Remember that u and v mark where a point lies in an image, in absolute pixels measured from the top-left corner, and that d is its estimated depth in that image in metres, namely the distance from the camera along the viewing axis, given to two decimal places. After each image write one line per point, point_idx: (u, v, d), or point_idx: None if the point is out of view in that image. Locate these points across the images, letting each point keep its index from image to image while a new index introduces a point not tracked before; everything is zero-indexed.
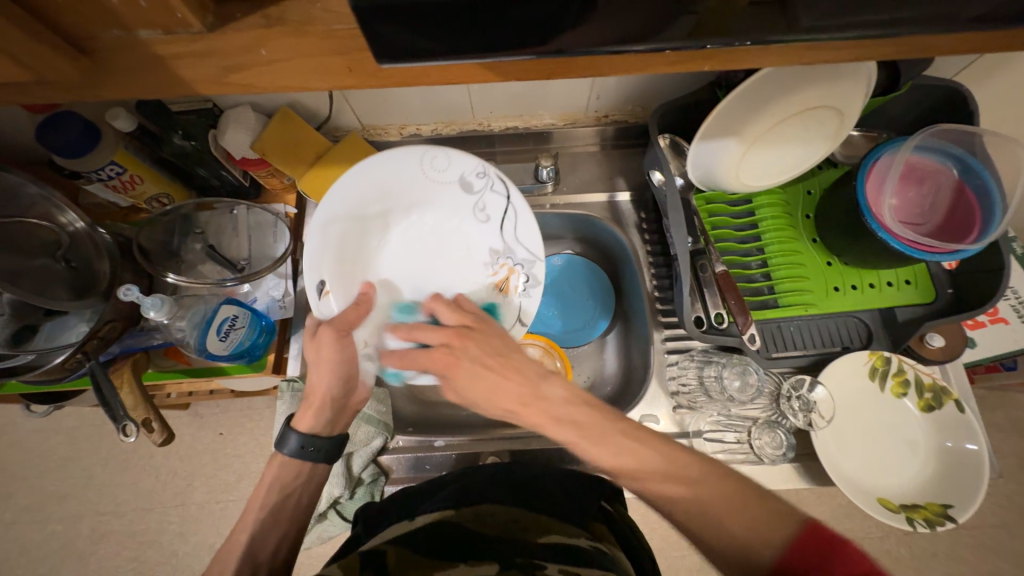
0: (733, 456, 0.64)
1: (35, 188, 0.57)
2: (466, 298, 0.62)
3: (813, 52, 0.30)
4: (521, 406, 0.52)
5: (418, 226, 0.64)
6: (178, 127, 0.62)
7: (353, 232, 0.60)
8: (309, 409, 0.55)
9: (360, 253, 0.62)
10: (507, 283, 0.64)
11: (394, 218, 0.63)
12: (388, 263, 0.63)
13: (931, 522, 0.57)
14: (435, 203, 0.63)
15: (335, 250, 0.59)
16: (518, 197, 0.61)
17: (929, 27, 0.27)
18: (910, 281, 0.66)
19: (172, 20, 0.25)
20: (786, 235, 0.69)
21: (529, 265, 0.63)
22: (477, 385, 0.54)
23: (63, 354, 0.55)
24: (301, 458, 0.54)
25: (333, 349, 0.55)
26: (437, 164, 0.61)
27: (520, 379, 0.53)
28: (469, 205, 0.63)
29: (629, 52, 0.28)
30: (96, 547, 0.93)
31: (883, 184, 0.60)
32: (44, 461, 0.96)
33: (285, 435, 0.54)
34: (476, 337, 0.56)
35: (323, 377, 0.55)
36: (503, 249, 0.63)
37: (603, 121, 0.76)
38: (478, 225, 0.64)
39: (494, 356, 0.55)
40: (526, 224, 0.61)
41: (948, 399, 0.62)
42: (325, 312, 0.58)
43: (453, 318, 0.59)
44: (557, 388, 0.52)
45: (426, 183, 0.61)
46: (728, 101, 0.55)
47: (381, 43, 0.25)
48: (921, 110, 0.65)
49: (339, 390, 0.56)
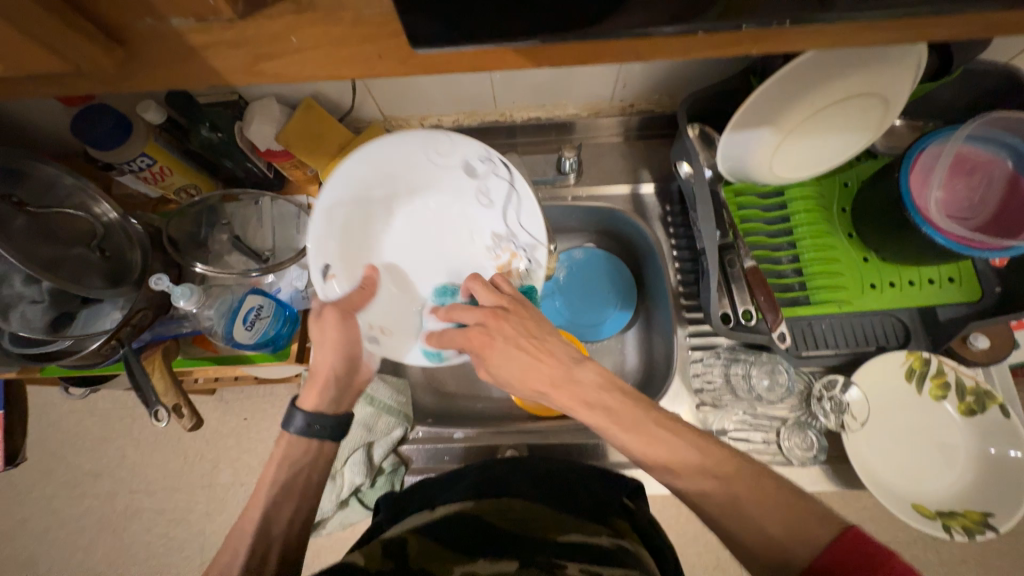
0: (759, 457, 0.62)
1: (71, 178, 0.58)
2: (506, 280, 0.56)
3: (863, 34, 0.28)
4: (554, 386, 0.50)
5: (420, 210, 0.61)
6: (206, 119, 0.63)
7: (359, 216, 0.58)
8: (313, 387, 0.55)
9: (365, 238, 0.59)
10: (509, 267, 0.60)
11: (398, 203, 0.60)
12: (391, 245, 0.60)
13: (971, 531, 0.55)
14: (437, 186, 0.60)
15: (340, 235, 0.57)
16: (522, 183, 0.58)
17: None
18: (953, 279, 0.63)
19: (204, 7, 0.25)
20: (820, 229, 0.66)
21: (531, 250, 0.59)
22: (512, 366, 0.50)
23: (99, 340, 0.57)
24: (310, 435, 0.54)
25: (337, 329, 0.55)
26: (439, 147, 0.58)
27: (558, 361, 0.50)
28: (471, 189, 0.60)
29: (660, 34, 0.26)
30: (128, 523, 0.97)
31: (929, 175, 0.57)
32: (81, 440, 1.01)
33: (290, 414, 0.54)
34: (517, 317, 0.52)
35: (327, 356, 0.55)
36: (505, 233, 0.60)
37: (628, 111, 0.74)
38: (480, 209, 0.60)
39: (529, 337, 0.51)
40: (529, 208, 0.58)
41: (992, 404, 0.59)
42: (330, 295, 0.56)
43: (492, 299, 0.54)
44: (590, 372, 0.50)
45: (427, 167, 0.59)
46: (765, 87, 0.52)
47: (412, 29, 0.25)
48: (973, 97, 0.61)
49: (343, 369, 0.56)
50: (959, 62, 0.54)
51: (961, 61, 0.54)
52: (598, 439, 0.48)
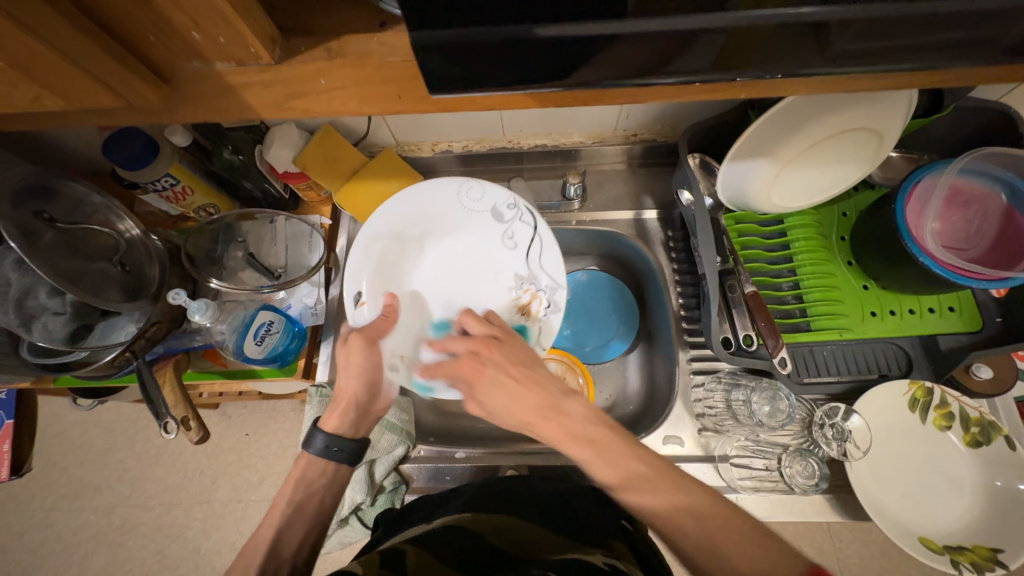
0: (762, 484, 0.62)
1: (99, 198, 0.62)
2: (497, 313, 0.61)
3: (850, 82, 0.31)
4: (543, 418, 0.51)
5: (447, 250, 0.65)
6: (229, 142, 0.67)
7: (393, 250, 0.64)
8: (336, 410, 0.55)
9: (396, 271, 0.64)
10: (530, 308, 0.64)
11: (431, 241, 0.65)
12: (418, 278, 0.64)
13: (979, 567, 0.53)
14: (466, 228, 0.65)
15: (375, 265, 0.63)
16: (544, 226, 0.63)
17: (975, 54, 0.27)
18: (953, 308, 0.64)
19: (246, 54, 0.27)
20: (819, 257, 0.67)
21: (551, 291, 0.63)
22: (500, 395, 0.53)
23: (113, 352, 0.59)
24: (327, 457, 0.54)
25: (361, 355, 0.56)
26: (472, 195, 0.64)
27: (541, 392, 0.53)
28: (498, 233, 0.65)
29: (660, 82, 0.29)
30: (125, 538, 0.97)
31: (925, 207, 0.58)
32: (85, 451, 1.02)
33: (312, 434, 0.54)
34: (509, 345, 0.57)
35: (352, 380, 0.56)
36: (527, 274, 0.64)
37: (632, 140, 0.76)
38: (505, 252, 0.65)
39: (518, 364, 0.55)
40: (551, 252, 0.63)
41: (997, 435, 0.58)
42: (359, 320, 0.61)
43: (481, 330, 0.58)
44: (578, 404, 0.51)
45: (460, 211, 0.65)
46: (758, 124, 0.55)
47: (433, 75, 0.27)
48: (966, 133, 0.64)
49: (367, 395, 0.56)
50: (951, 101, 0.56)
51: (953, 100, 0.56)
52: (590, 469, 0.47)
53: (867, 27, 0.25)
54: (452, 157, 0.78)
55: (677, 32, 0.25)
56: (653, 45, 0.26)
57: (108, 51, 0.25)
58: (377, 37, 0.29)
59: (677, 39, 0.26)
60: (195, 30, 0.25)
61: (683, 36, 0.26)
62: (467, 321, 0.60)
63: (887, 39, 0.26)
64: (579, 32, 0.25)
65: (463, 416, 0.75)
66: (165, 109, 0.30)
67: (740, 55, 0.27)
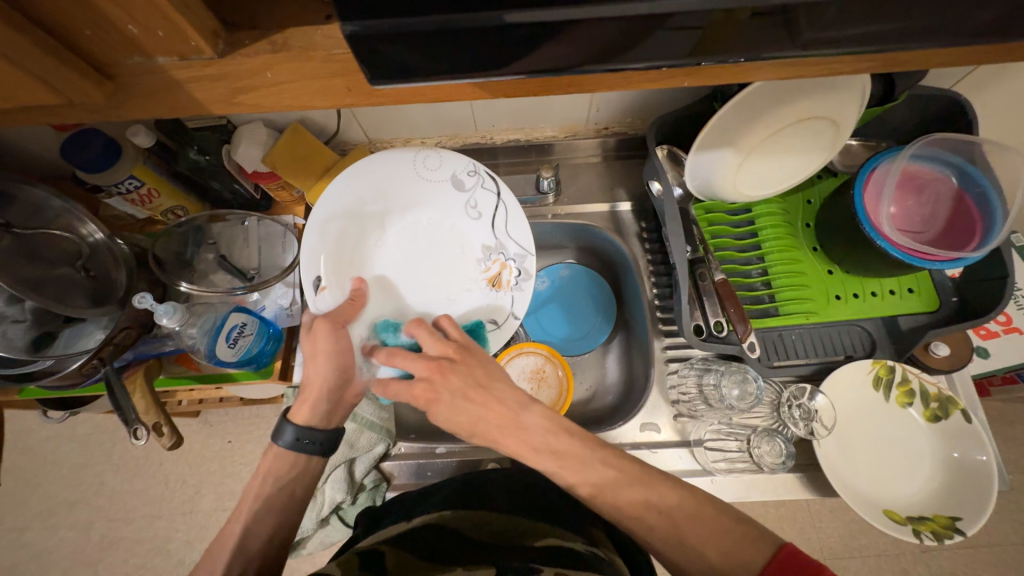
0: (734, 466, 0.63)
1: (59, 201, 0.60)
2: (450, 323, 0.56)
3: (806, 68, 0.31)
4: (502, 434, 0.50)
5: (410, 227, 0.65)
6: (193, 142, 0.66)
7: (352, 230, 0.62)
8: (306, 402, 0.54)
9: (359, 251, 0.63)
10: (499, 276, 0.64)
11: (392, 218, 0.65)
12: (383, 260, 0.64)
13: (939, 535, 0.56)
14: (427, 202, 0.65)
15: (334, 246, 0.61)
16: (508, 194, 0.63)
17: (915, 41, 0.28)
18: (912, 290, 0.66)
19: (187, 47, 0.27)
20: (786, 244, 0.69)
21: (521, 259, 0.63)
22: (460, 418, 0.51)
23: (80, 359, 0.57)
24: (297, 449, 0.53)
25: (327, 341, 0.54)
26: (429, 164, 0.63)
27: (501, 409, 0.51)
28: (459, 205, 0.65)
29: (629, 68, 0.29)
30: (105, 553, 0.95)
31: (881, 192, 0.60)
32: (58, 467, 0.99)
33: (281, 426, 0.53)
34: (468, 362, 0.53)
35: (320, 368, 0.54)
36: (492, 243, 0.64)
37: (604, 133, 0.78)
38: (469, 223, 0.65)
39: (475, 388, 0.51)
40: (517, 220, 0.63)
41: (954, 409, 0.61)
42: (321, 307, 0.59)
43: (433, 347, 0.54)
44: (536, 416, 0.50)
45: (418, 184, 0.64)
46: (723, 112, 0.56)
47: (377, 66, 0.27)
48: (919, 119, 0.66)
49: (335, 383, 0.55)
50: (903, 89, 0.59)
51: (904, 88, 0.58)
52: (570, 459, 0.48)
53: (834, 15, 0.27)
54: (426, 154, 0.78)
55: (653, 22, 0.26)
56: (624, 31, 0.27)
57: (43, 47, 0.25)
58: (322, 30, 0.29)
59: (643, 28, 0.27)
60: (132, 24, 0.25)
61: (652, 22, 0.26)
62: (416, 332, 0.55)
63: (851, 26, 0.27)
64: (545, 18, 0.25)
65: None
66: (110, 106, 0.30)
67: (711, 44, 0.28)
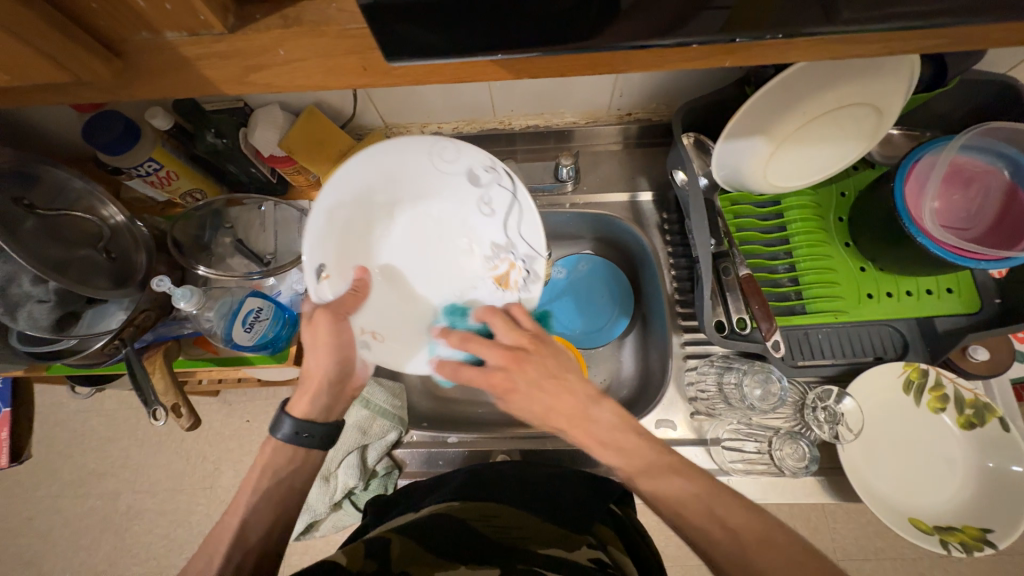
0: (753, 468, 0.62)
1: (81, 183, 0.61)
2: (524, 312, 0.55)
3: (852, 48, 0.29)
4: (569, 425, 0.49)
5: (420, 216, 0.62)
6: (212, 125, 0.65)
7: (358, 218, 0.59)
8: (304, 394, 0.55)
9: (364, 239, 0.61)
10: (507, 277, 0.61)
11: (401, 207, 0.61)
12: (389, 249, 0.63)
13: (969, 547, 0.54)
14: (440, 193, 0.61)
15: (338, 234, 0.58)
16: (525, 194, 0.58)
17: (984, 16, 0.25)
18: (951, 290, 0.62)
19: (196, 22, 0.26)
20: (816, 238, 0.66)
21: (530, 261, 0.60)
22: (533, 407, 0.50)
23: (103, 340, 0.59)
24: (297, 442, 0.53)
25: (328, 333, 0.55)
26: (445, 154, 0.58)
27: (573, 400, 0.49)
28: (473, 198, 0.60)
29: (658, 45, 0.27)
30: (131, 523, 0.98)
31: (924, 185, 0.57)
32: (87, 439, 1.03)
33: (280, 419, 0.54)
34: (544, 351, 0.51)
35: (321, 362, 0.55)
36: (503, 241, 0.61)
37: (626, 120, 0.75)
38: (482, 218, 0.61)
39: (550, 378, 0.50)
40: (531, 222, 0.58)
41: (991, 417, 0.58)
42: (323, 297, 0.57)
43: (510, 337, 0.53)
44: (606, 411, 0.49)
45: (432, 173, 0.59)
46: (757, 97, 0.53)
47: (392, 42, 0.26)
48: (970, 106, 0.62)
49: (335, 376, 0.56)
50: (954, 75, 0.55)
51: (955, 73, 0.54)
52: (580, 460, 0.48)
53: None
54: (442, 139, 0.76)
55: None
56: (649, 6, 0.25)
57: (47, 21, 0.24)
58: (335, 3, 0.27)
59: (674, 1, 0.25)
60: None
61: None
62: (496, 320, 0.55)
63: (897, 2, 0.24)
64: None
65: (458, 402, 0.74)
66: (119, 84, 0.29)
67: (749, 17, 0.25)
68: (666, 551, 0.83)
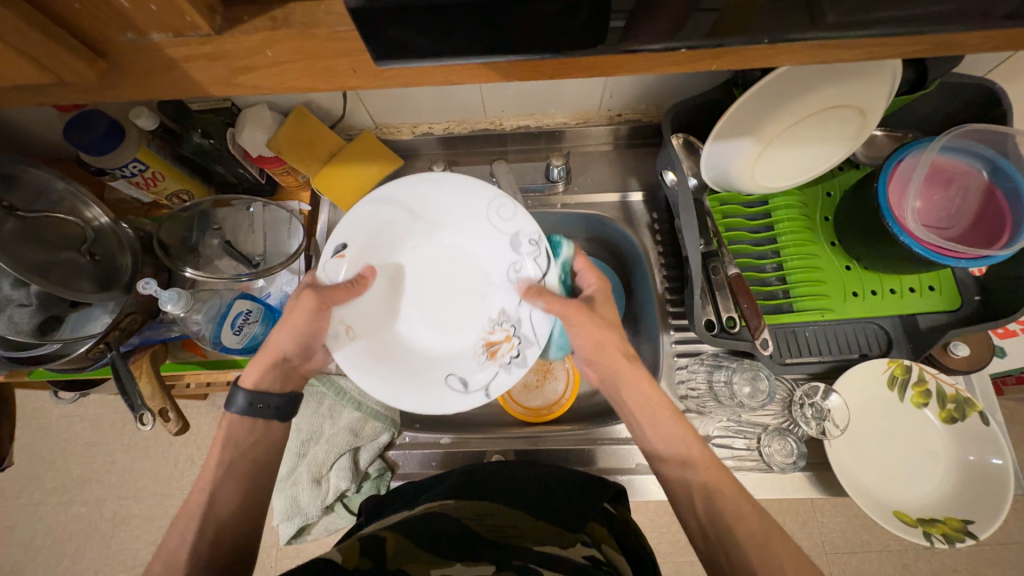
0: (742, 463, 0.63)
1: (64, 184, 0.59)
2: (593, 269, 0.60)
3: (837, 53, 0.29)
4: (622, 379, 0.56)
5: (450, 252, 0.63)
6: (196, 125, 0.64)
7: (397, 224, 0.61)
8: (258, 366, 0.54)
9: (390, 246, 0.62)
10: (498, 349, 0.59)
11: (438, 234, 0.63)
12: (405, 264, 0.62)
13: (951, 538, 0.55)
14: (481, 243, 0.62)
15: (374, 229, 0.60)
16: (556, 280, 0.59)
17: (966, 23, 0.26)
18: (933, 287, 0.64)
19: (182, 23, 0.26)
20: (803, 238, 0.67)
21: (526, 343, 0.59)
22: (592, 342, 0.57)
23: (87, 344, 0.57)
24: (249, 414, 0.53)
25: (303, 318, 0.54)
26: (503, 213, 0.60)
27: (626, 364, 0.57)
28: (506, 261, 0.61)
29: (647, 50, 0.27)
30: (118, 529, 0.97)
31: (906, 186, 0.58)
32: (71, 445, 1.01)
33: (233, 392, 0.53)
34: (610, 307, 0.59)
35: (281, 339, 0.54)
36: (512, 313, 0.61)
37: (617, 120, 0.75)
38: (506, 285, 0.62)
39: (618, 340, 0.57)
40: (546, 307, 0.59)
41: (972, 411, 0.60)
42: (329, 273, 0.59)
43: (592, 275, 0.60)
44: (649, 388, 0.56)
45: (484, 224, 0.61)
46: (745, 99, 0.54)
47: (381, 46, 0.25)
48: (949, 109, 0.63)
49: (298, 356, 0.56)
50: (935, 77, 0.56)
51: (937, 75, 0.56)
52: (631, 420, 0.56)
53: None
54: (433, 139, 0.76)
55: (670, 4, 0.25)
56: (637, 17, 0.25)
57: (27, 20, 0.24)
58: (325, 5, 0.27)
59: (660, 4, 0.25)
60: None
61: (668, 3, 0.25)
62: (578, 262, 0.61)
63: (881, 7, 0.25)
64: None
65: None
66: (103, 85, 0.28)
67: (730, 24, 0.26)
68: (658, 547, 0.84)
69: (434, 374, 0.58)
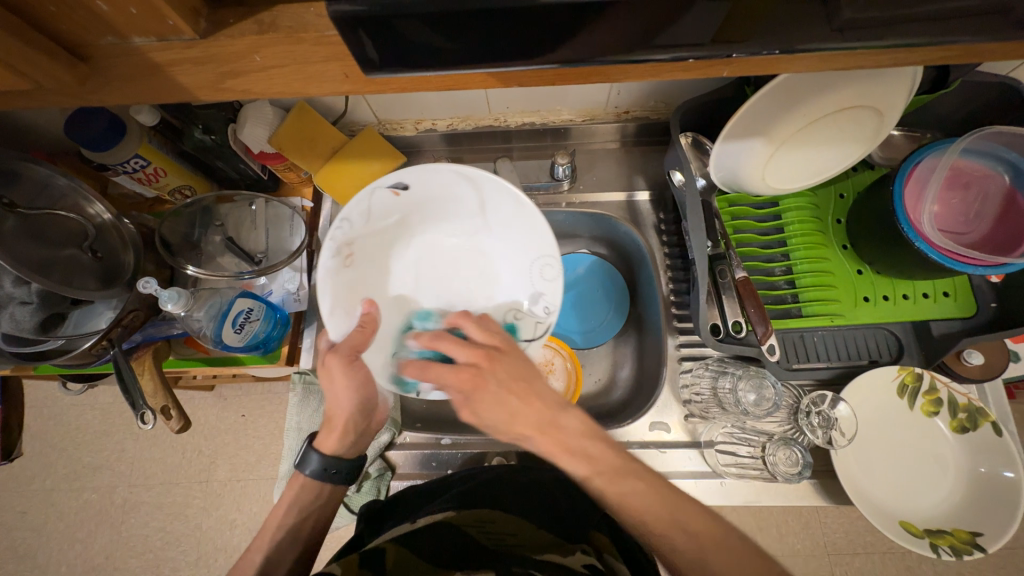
0: (745, 472, 0.62)
1: (65, 180, 0.59)
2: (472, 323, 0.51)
3: (850, 60, 0.28)
4: (538, 431, 0.45)
5: (479, 252, 0.61)
6: (198, 120, 0.64)
7: (456, 200, 0.58)
8: (333, 432, 0.52)
9: (434, 213, 0.60)
10: None
11: (481, 235, 0.61)
12: (437, 234, 0.61)
13: (958, 550, 0.54)
14: (507, 274, 0.60)
15: (435, 193, 0.58)
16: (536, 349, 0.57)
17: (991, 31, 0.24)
18: (948, 293, 0.62)
19: (164, 27, 0.25)
20: (814, 241, 0.65)
21: None
22: (499, 412, 0.45)
23: (91, 340, 0.58)
24: (323, 479, 0.53)
25: (344, 376, 0.49)
26: (546, 272, 0.58)
27: (540, 405, 0.45)
28: (514, 303, 0.60)
29: (652, 59, 0.26)
30: (127, 516, 0.98)
31: (923, 190, 0.56)
32: (81, 433, 1.02)
33: (308, 456, 0.53)
34: (505, 360, 0.47)
35: (342, 403, 0.51)
36: None
37: (624, 118, 0.73)
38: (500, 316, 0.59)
39: (517, 379, 0.46)
40: None
41: (984, 421, 0.58)
42: (375, 198, 0.55)
43: (482, 337, 0.49)
44: (575, 418, 0.46)
45: (524, 266, 0.59)
46: (756, 100, 0.52)
47: (370, 52, 0.24)
48: (971, 108, 0.61)
49: (363, 418, 0.53)
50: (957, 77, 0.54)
51: (959, 74, 0.53)
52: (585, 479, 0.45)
53: None
54: (437, 136, 0.75)
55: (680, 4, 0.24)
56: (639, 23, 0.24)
57: (7, 26, 0.23)
58: (314, 8, 0.26)
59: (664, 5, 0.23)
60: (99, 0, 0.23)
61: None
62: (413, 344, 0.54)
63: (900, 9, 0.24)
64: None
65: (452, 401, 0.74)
66: (83, 90, 0.28)
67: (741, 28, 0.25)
68: None
69: (386, 345, 0.55)
